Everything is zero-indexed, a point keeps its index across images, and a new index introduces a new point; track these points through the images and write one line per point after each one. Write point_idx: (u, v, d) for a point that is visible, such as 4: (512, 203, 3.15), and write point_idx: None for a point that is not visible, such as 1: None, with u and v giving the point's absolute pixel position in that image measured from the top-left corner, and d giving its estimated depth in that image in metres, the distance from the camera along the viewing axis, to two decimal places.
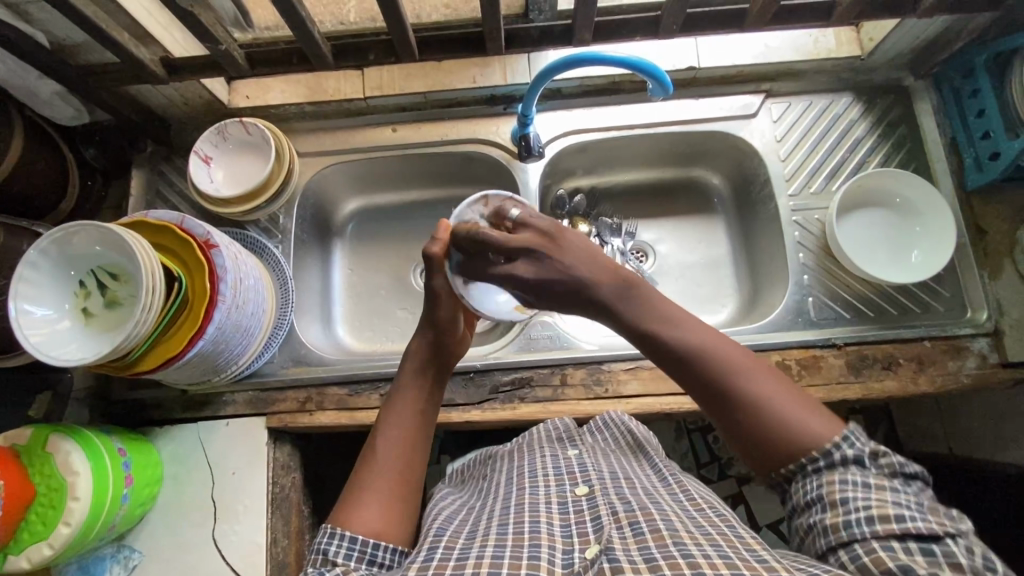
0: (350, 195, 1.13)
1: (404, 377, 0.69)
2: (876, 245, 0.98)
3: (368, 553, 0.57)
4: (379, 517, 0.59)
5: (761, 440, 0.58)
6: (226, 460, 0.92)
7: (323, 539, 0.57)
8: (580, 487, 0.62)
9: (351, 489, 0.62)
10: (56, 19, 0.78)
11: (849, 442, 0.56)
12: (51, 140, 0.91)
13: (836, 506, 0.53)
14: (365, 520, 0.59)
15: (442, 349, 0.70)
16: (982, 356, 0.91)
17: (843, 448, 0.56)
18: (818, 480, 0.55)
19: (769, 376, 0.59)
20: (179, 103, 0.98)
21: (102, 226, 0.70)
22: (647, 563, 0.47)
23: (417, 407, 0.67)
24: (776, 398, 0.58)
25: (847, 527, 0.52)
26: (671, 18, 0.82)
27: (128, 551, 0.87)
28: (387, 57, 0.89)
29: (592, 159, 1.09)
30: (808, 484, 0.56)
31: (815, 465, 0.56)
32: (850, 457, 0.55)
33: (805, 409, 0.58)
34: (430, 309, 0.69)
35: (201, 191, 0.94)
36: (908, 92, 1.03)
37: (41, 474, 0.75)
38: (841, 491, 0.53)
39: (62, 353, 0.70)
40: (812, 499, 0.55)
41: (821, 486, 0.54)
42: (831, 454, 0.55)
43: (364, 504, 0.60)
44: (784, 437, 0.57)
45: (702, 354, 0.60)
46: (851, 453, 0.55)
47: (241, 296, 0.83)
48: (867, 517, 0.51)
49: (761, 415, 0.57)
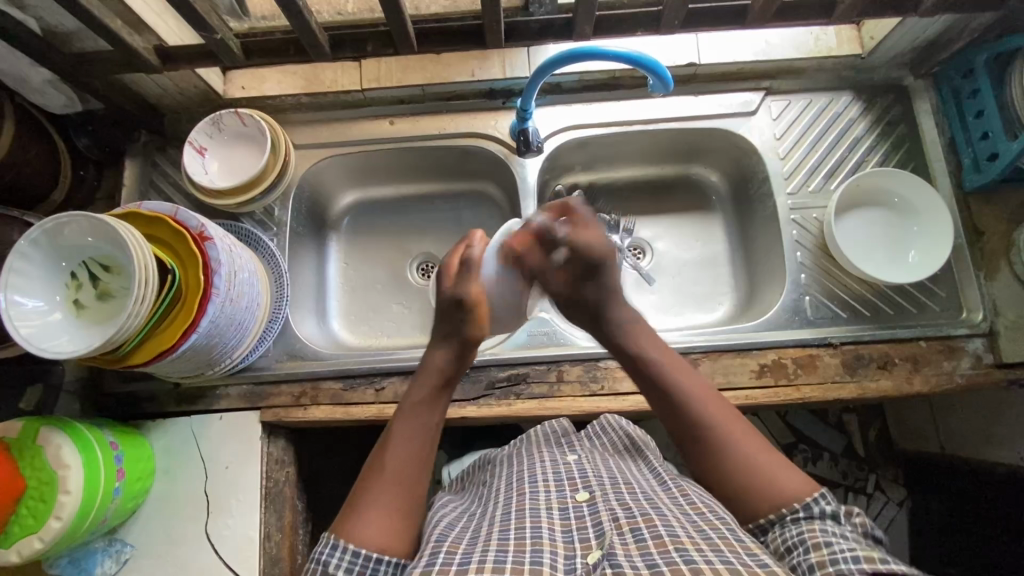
0: (347, 188, 1.12)
1: (418, 390, 0.69)
2: (871, 247, 0.98)
3: (369, 568, 0.56)
4: (385, 531, 0.58)
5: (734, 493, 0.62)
6: (220, 455, 0.91)
7: (322, 550, 0.57)
8: (580, 492, 0.62)
9: (357, 499, 0.61)
10: (49, 6, 0.76)
11: (825, 500, 0.58)
12: (43, 129, 0.90)
13: (819, 547, 0.53)
14: (370, 534, 0.58)
15: (459, 364, 0.71)
16: (976, 357, 0.91)
17: (821, 503, 0.58)
18: (799, 528, 0.56)
19: (750, 435, 0.64)
20: (173, 92, 0.97)
21: (93, 217, 0.69)
22: (651, 569, 0.47)
23: (433, 420, 0.67)
24: (754, 453, 0.63)
25: (834, 564, 0.51)
26: (672, 13, 0.81)
27: (120, 545, 0.87)
28: (384, 48, 0.88)
29: (590, 155, 1.08)
30: (788, 531, 0.57)
31: (794, 515, 0.58)
32: (828, 511, 0.57)
33: (794, 476, 0.61)
34: (467, 320, 0.71)
35: (195, 182, 0.93)
36: (908, 91, 1.02)
37: (32, 468, 0.74)
38: (823, 536, 0.54)
39: (53, 346, 0.69)
40: (794, 543, 0.55)
41: (802, 532, 0.55)
42: (810, 507, 0.58)
43: (368, 515, 0.59)
44: (757, 496, 0.60)
45: (689, 406, 0.66)
46: (828, 508, 0.57)
47: (236, 289, 0.82)
48: (852, 556, 0.51)
49: (760, 475, 0.61)
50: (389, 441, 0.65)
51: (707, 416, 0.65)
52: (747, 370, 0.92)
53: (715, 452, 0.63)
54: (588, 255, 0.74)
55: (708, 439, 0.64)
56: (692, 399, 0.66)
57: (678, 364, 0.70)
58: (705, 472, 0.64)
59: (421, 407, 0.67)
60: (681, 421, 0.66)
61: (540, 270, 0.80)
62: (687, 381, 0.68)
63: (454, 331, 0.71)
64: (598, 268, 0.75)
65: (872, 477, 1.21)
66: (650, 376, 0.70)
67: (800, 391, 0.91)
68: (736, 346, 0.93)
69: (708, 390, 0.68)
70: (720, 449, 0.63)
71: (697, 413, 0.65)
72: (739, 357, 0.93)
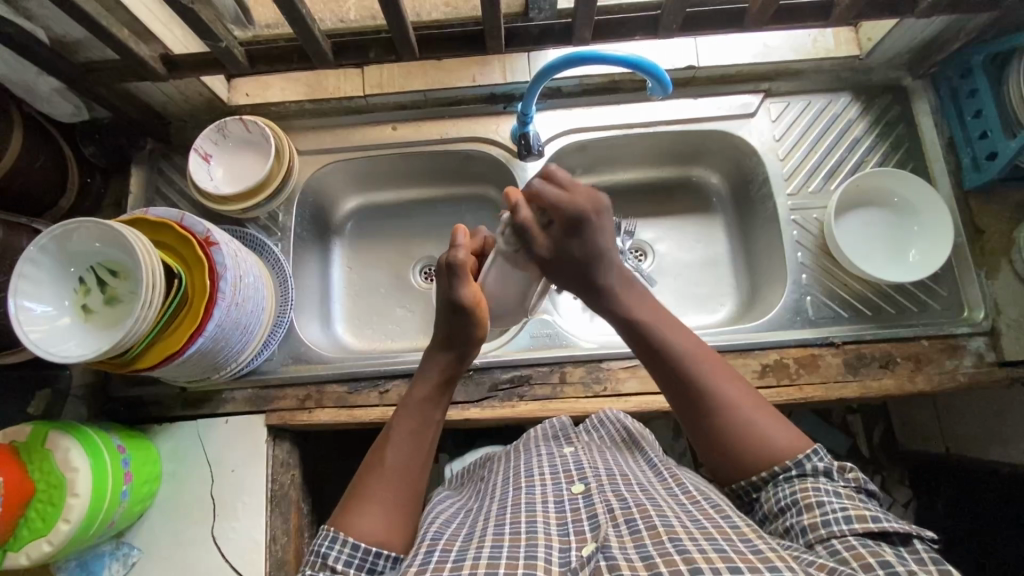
0: (351, 193, 1.13)
1: (420, 389, 0.69)
2: (872, 245, 0.99)
3: (368, 561, 0.57)
4: (385, 525, 0.59)
5: (730, 449, 0.62)
6: (225, 458, 0.92)
7: (322, 541, 0.57)
8: (577, 485, 0.63)
9: (360, 491, 0.62)
10: (56, 16, 0.78)
11: (818, 456, 0.59)
12: (51, 137, 0.91)
13: (812, 508, 0.55)
14: (372, 527, 0.58)
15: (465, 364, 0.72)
16: (978, 355, 0.92)
17: (813, 460, 0.59)
18: (792, 488, 0.58)
19: (743, 385, 0.65)
20: (179, 100, 0.98)
21: (101, 222, 0.70)
22: (645, 561, 0.48)
23: (432, 417, 0.68)
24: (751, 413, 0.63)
25: (827, 527, 0.53)
26: (670, 16, 0.82)
27: (127, 548, 0.88)
28: (387, 55, 0.89)
29: (591, 158, 1.09)
30: (780, 491, 0.58)
31: (787, 473, 0.59)
32: (820, 468, 0.59)
33: (788, 432, 0.62)
34: (469, 324, 0.69)
35: (201, 189, 0.94)
36: (907, 93, 1.03)
37: (40, 471, 0.75)
38: (816, 496, 0.55)
39: (63, 350, 0.70)
40: (787, 505, 0.57)
41: (795, 493, 0.57)
42: (802, 464, 0.59)
43: (370, 510, 0.60)
44: (750, 443, 0.61)
45: (688, 365, 0.66)
46: (820, 464, 0.59)
47: (240, 294, 0.83)
48: (844, 516, 0.53)
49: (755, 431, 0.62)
50: (388, 439, 0.65)
51: (708, 373, 0.65)
52: (750, 370, 0.92)
53: (711, 414, 0.63)
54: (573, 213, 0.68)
55: (710, 399, 0.64)
56: (691, 359, 0.66)
57: (666, 317, 0.70)
58: (704, 430, 0.64)
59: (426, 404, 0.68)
60: (681, 384, 0.65)
61: (512, 255, 0.74)
62: (680, 335, 0.68)
63: (461, 337, 0.70)
64: (575, 237, 0.69)
65: (876, 477, 1.21)
66: (645, 334, 0.68)
67: (803, 391, 0.91)
68: (738, 347, 0.93)
69: (701, 345, 0.68)
70: (714, 405, 0.63)
71: (697, 370, 0.65)
72: (740, 357, 0.93)
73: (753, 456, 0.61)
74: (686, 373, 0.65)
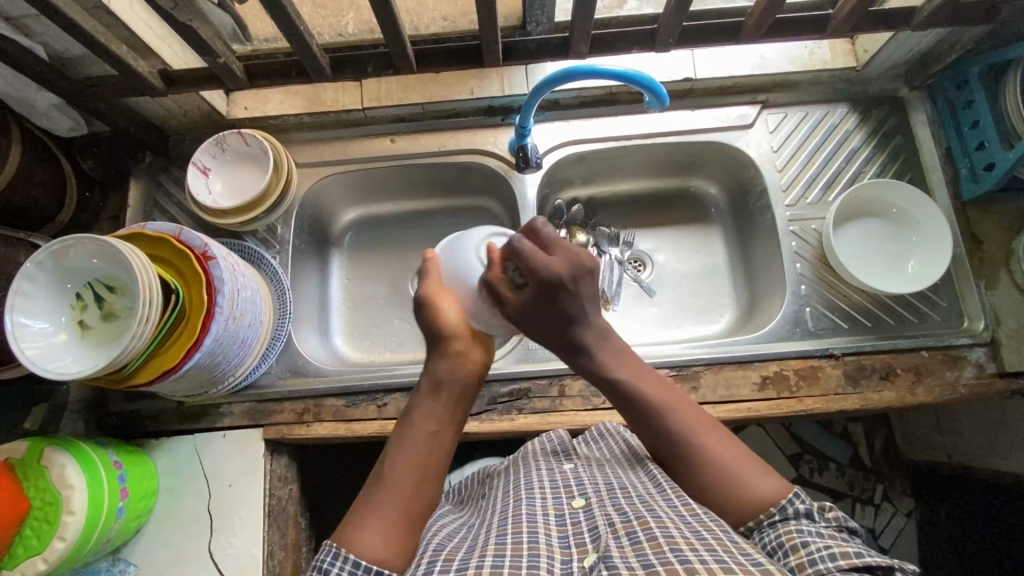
0: (350, 204, 1.13)
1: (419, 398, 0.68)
2: (871, 257, 0.99)
3: None
4: (384, 544, 0.57)
5: (713, 501, 0.62)
6: (222, 473, 0.91)
7: (324, 558, 0.56)
8: (577, 500, 0.62)
9: (359, 505, 0.61)
10: (55, 33, 0.78)
11: (799, 499, 0.59)
12: (50, 152, 0.91)
13: (797, 549, 0.54)
14: (369, 545, 0.57)
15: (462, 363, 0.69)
16: (979, 366, 0.91)
17: (795, 503, 0.59)
18: (776, 532, 0.57)
19: (725, 439, 0.65)
20: (177, 114, 0.99)
21: (98, 238, 0.70)
22: (646, 569, 0.47)
23: (433, 429, 0.66)
24: (731, 465, 0.63)
25: (812, 564, 0.52)
26: (666, 30, 0.82)
27: (123, 564, 0.87)
28: (385, 69, 0.89)
29: (589, 169, 1.09)
30: (766, 536, 0.58)
31: (771, 519, 0.58)
32: (802, 510, 0.58)
33: (767, 482, 0.61)
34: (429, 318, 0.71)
35: (198, 202, 0.94)
36: (903, 103, 1.03)
37: (37, 489, 0.74)
38: (800, 536, 0.55)
39: (58, 367, 0.70)
40: (773, 547, 0.56)
41: (779, 535, 0.56)
42: (785, 509, 0.59)
43: (368, 529, 0.58)
44: (735, 496, 0.61)
45: (667, 420, 0.66)
46: (802, 506, 0.58)
47: (239, 308, 0.82)
48: (829, 554, 0.52)
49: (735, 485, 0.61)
50: (393, 447, 0.65)
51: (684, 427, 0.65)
52: (749, 383, 0.92)
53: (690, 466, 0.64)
54: (548, 276, 0.66)
55: (690, 450, 0.64)
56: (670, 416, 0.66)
57: (640, 369, 0.70)
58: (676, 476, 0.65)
59: (419, 417, 0.66)
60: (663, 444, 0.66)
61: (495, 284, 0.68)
62: (663, 398, 0.68)
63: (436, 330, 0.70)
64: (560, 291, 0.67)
65: (879, 487, 1.20)
66: (624, 392, 0.69)
67: (803, 403, 0.91)
68: (738, 358, 0.93)
69: (677, 395, 0.69)
70: (695, 462, 0.64)
71: (686, 436, 0.65)
72: (740, 369, 0.93)
73: (734, 504, 0.61)
74: (668, 432, 0.66)
